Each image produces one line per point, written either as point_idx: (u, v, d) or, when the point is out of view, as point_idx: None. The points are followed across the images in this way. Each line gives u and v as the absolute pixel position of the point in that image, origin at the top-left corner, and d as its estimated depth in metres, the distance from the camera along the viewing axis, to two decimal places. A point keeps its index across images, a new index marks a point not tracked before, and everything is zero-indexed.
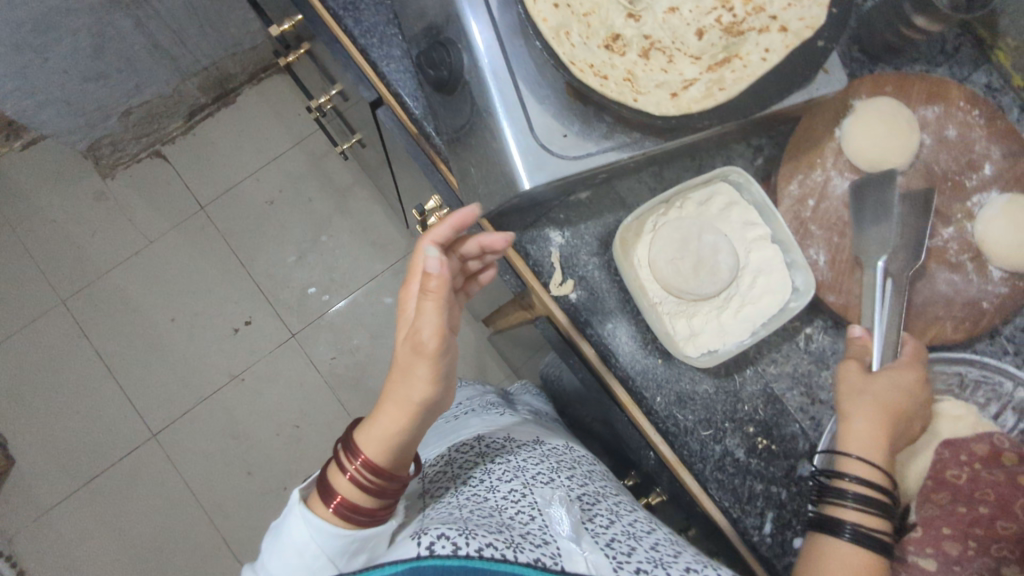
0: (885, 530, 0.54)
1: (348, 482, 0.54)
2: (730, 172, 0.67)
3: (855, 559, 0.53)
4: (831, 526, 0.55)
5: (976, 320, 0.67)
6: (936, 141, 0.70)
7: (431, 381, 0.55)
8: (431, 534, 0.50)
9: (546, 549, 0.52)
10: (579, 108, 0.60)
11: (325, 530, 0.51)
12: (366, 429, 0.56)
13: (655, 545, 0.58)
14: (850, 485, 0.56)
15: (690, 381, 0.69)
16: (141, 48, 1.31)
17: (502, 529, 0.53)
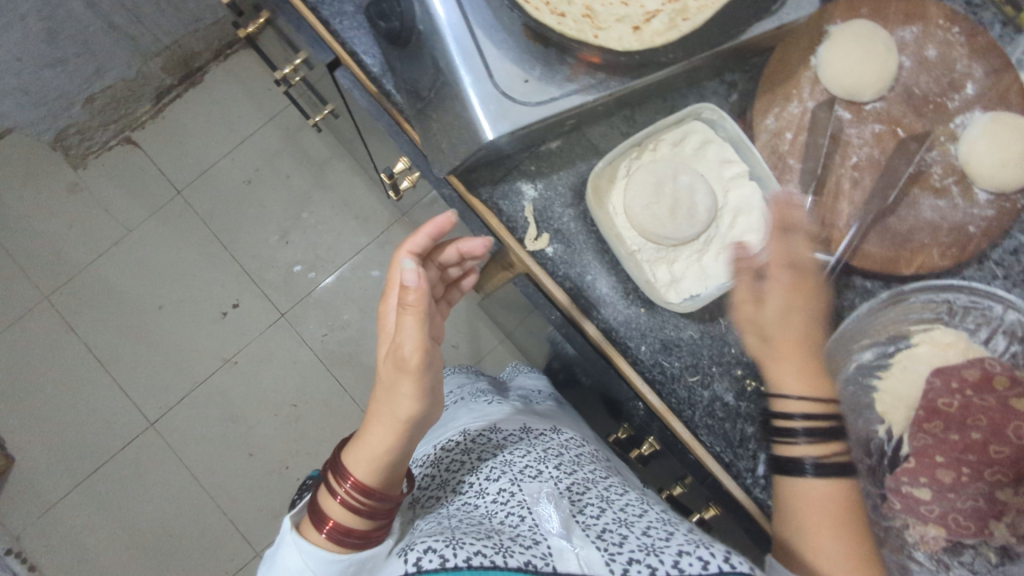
0: (842, 453, 0.57)
1: (341, 504, 0.56)
2: (702, 110, 0.66)
3: (821, 492, 0.56)
4: (794, 468, 0.57)
5: (964, 245, 0.65)
6: (916, 63, 0.67)
7: (415, 396, 0.56)
8: (417, 550, 0.51)
9: (535, 547, 0.52)
10: (540, 52, 0.58)
11: (320, 557, 0.53)
12: (355, 450, 0.57)
13: (647, 530, 0.55)
14: (800, 424, 0.58)
15: (674, 328, 0.68)
16: (97, 30, 1.27)
17: (489, 535, 0.54)
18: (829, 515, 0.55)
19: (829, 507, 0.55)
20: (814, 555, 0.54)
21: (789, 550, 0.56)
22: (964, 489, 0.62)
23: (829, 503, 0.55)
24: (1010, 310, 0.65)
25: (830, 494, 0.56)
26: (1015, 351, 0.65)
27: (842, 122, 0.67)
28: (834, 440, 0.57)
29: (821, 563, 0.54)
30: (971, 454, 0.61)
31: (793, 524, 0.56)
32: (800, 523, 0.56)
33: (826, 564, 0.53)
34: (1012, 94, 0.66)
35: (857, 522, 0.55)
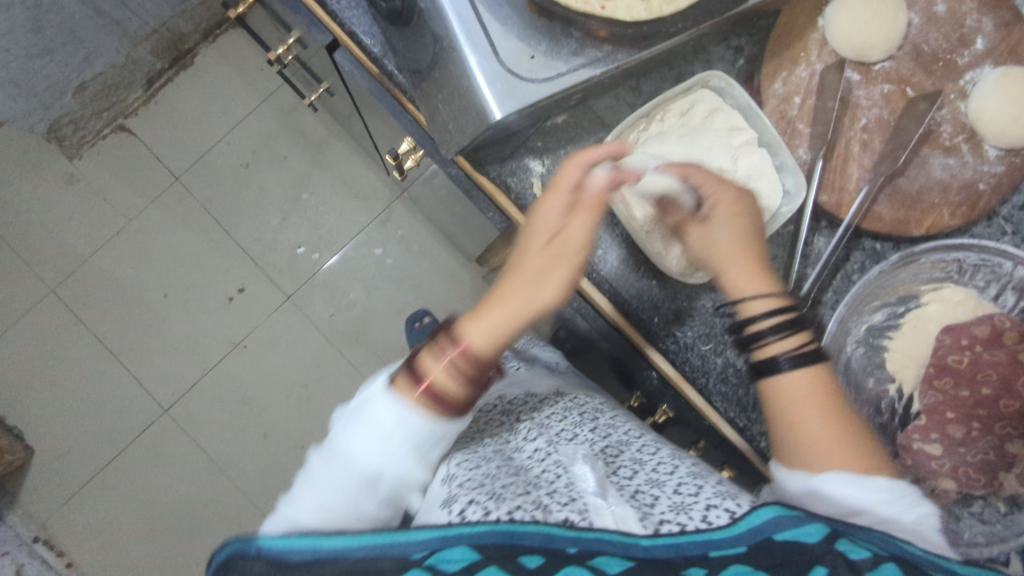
0: (810, 339, 0.56)
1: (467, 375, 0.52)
2: (710, 78, 0.65)
3: (800, 383, 0.54)
4: (770, 367, 0.56)
5: (975, 204, 0.65)
6: (925, 19, 0.65)
7: (560, 290, 0.54)
8: (460, 503, 0.52)
9: (570, 503, 0.52)
10: (544, 25, 0.57)
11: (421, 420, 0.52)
12: (471, 321, 0.53)
13: (678, 488, 0.55)
14: (766, 324, 0.56)
15: (686, 298, 0.69)
16: (82, 17, 1.24)
17: (528, 491, 0.54)
18: (813, 404, 0.53)
19: (812, 396, 0.54)
20: (809, 444, 0.52)
21: (786, 449, 0.54)
22: (973, 443, 0.63)
23: (806, 392, 0.54)
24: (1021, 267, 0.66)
25: (808, 382, 0.54)
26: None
27: (851, 83, 0.66)
28: (796, 328, 0.56)
29: (817, 451, 0.52)
30: (981, 409, 0.63)
31: (781, 426, 0.55)
32: (784, 421, 0.54)
33: (818, 454, 0.52)
34: (1021, 48, 0.65)
35: (839, 403, 0.54)
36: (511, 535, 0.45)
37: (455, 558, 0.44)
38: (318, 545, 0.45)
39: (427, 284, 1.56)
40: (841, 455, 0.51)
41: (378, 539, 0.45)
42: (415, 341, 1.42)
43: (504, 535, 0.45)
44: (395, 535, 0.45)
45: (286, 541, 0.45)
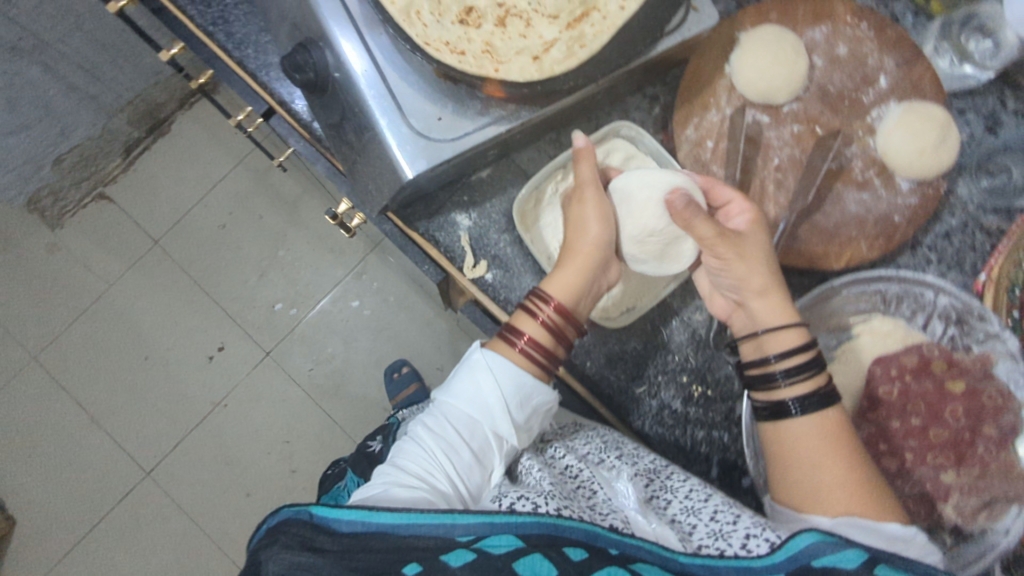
0: (822, 379, 0.55)
1: (535, 327, 0.58)
2: (621, 127, 0.69)
3: (814, 430, 0.53)
4: (779, 411, 0.56)
5: (891, 235, 0.66)
6: (827, 62, 0.69)
7: (601, 223, 0.62)
8: (510, 496, 0.52)
9: (615, 519, 0.53)
10: (450, 88, 0.60)
11: (505, 367, 0.55)
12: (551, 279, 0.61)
13: (715, 516, 0.53)
14: (778, 366, 0.56)
15: (617, 341, 0.71)
16: (57, 93, 1.31)
17: (571, 497, 0.54)
18: (834, 450, 0.52)
19: (824, 442, 0.53)
20: (820, 489, 0.51)
21: (789, 492, 0.53)
22: (908, 476, 0.62)
23: (818, 437, 0.53)
24: (942, 295, 0.66)
25: (822, 426, 0.53)
26: (953, 334, 0.67)
27: (761, 124, 0.68)
28: (810, 371, 0.55)
29: (825, 498, 0.51)
30: (911, 439, 0.62)
31: (789, 470, 0.54)
32: (789, 463, 0.54)
33: (831, 497, 0.50)
34: (925, 83, 0.67)
35: (853, 448, 0.52)
36: (556, 528, 0.46)
37: (501, 544, 0.44)
38: (367, 517, 0.46)
39: (404, 333, 1.54)
40: (849, 498, 0.50)
41: (425, 518, 0.46)
42: (392, 391, 1.41)
43: (549, 528, 0.45)
44: (440, 517, 0.46)
45: (334, 511, 0.46)
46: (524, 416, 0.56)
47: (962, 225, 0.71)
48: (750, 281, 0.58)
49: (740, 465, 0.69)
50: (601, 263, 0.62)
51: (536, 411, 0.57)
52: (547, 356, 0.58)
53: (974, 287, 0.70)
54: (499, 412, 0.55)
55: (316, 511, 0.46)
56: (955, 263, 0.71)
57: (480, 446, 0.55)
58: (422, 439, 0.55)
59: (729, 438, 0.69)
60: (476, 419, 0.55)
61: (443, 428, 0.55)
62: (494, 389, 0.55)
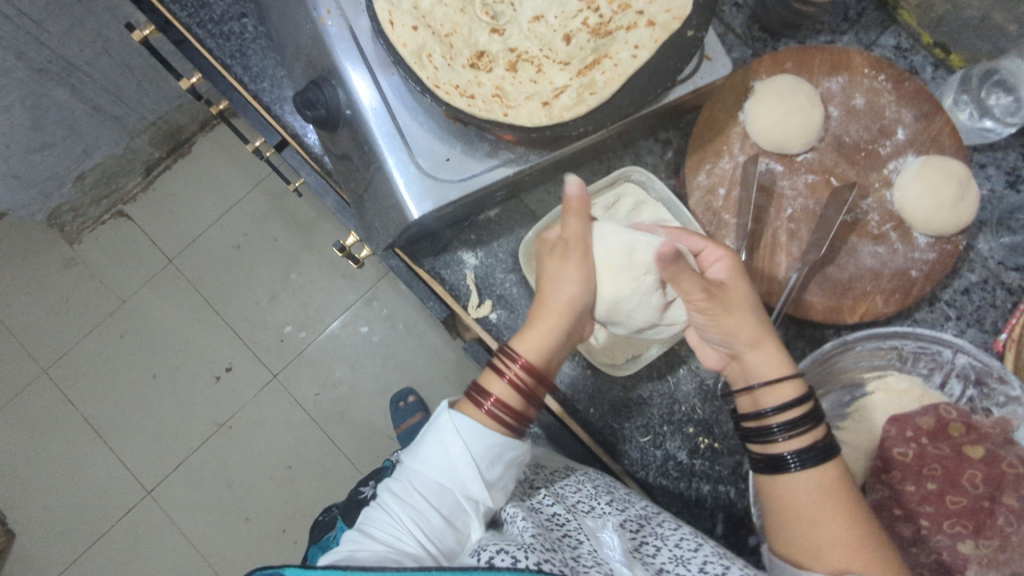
0: (822, 432, 0.53)
1: (504, 387, 0.55)
2: (631, 172, 0.68)
3: (811, 485, 0.51)
4: (776, 464, 0.53)
5: (908, 291, 0.65)
6: (844, 112, 0.68)
7: (580, 282, 0.59)
8: (489, 550, 0.50)
9: (597, 573, 0.50)
10: (460, 130, 0.60)
11: (473, 428, 0.53)
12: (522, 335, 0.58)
13: (704, 567, 0.51)
14: (774, 420, 0.54)
15: (622, 388, 0.69)
16: (82, 113, 1.32)
17: (554, 547, 0.52)
18: (832, 507, 0.49)
19: (821, 500, 0.50)
20: (820, 545, 0.48)
21: (787, 546, 0.51)
22: (924, 543, 0.59)
23: (816, 491, 0.50)
24: (961, 354, 0.64)
25: (819, 479, 0.51)
26: (971, 395, 0.66)
27: (774, 173, 0.67)
28: (809, 426, 0.53)
29: (824, 554, 0.48)
30: (927, 505, 0.59)
31: (789, 524, 0.51)
32: (787, 517, 0.51)
33: (831, 554, 0.47)
34: (944, 137, 0.66)
35: (854, 503, 0.50)
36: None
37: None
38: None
39: (411, 361, 1.53)
40: (851, 554, 0.47)
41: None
42: (397, 420, 1.39)
43: None
44: (412, 575, 0.44)
45: (305, 572, 0.45)
46: (494, 474, 0.53)
47: (981, 282, 0.69)
48: (741, 333, 0.55)
49: (746, 522, 0.66)
50: (571, 325, 0.59)
51: (508, 466, 0.54)
52: (519, 416, 0.55)
53: (994, 347, 0.68)
54: (469, 474, 0.52)
55: (287, 574, 0.45)
56: (974, 320, 0.69)
57: (451, 509, 0.52)
58: (388, 507, 0.52)
59: (735, 494, 0.67)
60: (445, 484, 0.52)
61: (411, 495, 0.52)
62: (462, 451, 0.52)
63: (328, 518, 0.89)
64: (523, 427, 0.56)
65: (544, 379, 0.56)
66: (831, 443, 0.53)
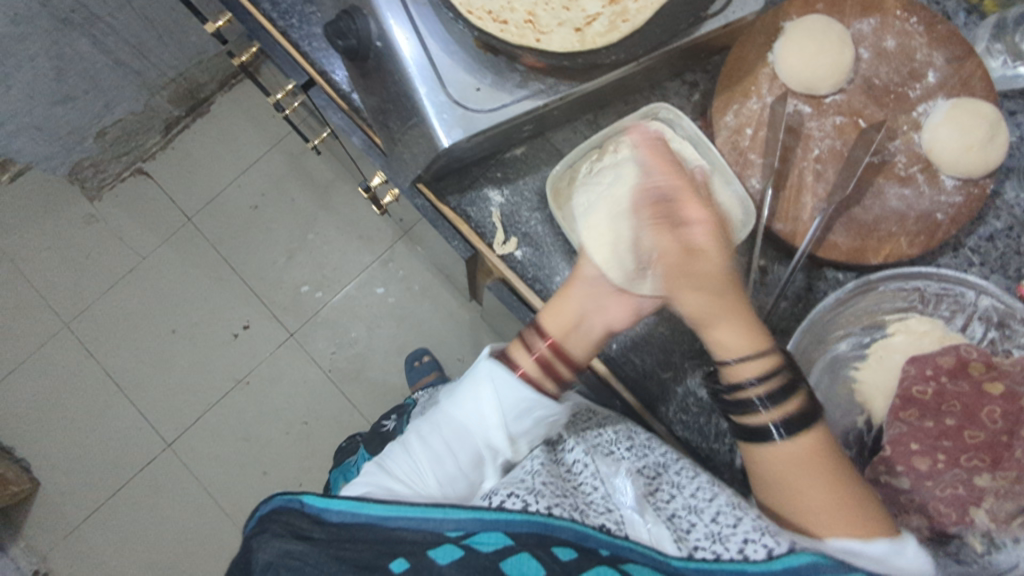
0: (796, 394, 0.53)
1: (533, 359, 0.59)
2: (658, 110, 0.67)
3: (798, 454, 0.52)
4: (760, 434, 0.53)
5: (932, 233, 0.65)
6: (874, 54, 0.68)
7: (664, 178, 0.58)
8: (501, 494, 0.54)
9: (609, 520, 0.55)
10: (490, 60, 0.60)
11: (505, 381, 0.57)
12: (551, 304, 0.60)
13: (717, 518, 0.55)
14: (756, 392, 0.54)
15: (644, 325, 0.68)
16: (103, 66, 1.33)
17: (566, 493, 0.56)
18: (820, 474, 0.51)
19: (811, 466, 0.51)
20: (819, 510, 0.51)
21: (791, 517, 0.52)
22: (941, 477, 0.59)
23: (807, 458, 0.52)
24: (984, 296, 0.65)
25: (804, 453, 0.51)
26: (992, 338, 0.66)
27: (803, 115, 0.67)
28: (787, 387, 0.53)
29: (820, 519, 0.51)
30: (945, 441, 0.59)
31: (792, 497, 0.52)
32: (789, 487, 0.52)
33: (816, 521, 0.51)
34: (975, 80, 0.66)
35: (838, 470, 0.52)
36: (546, 527, 0.50)
37: (489, 542, 0.48)
38: (358, 509, 0.50)
39: (426, 322, 1.54)
40: (844, 518, 0.50)
41: (414, 512, 0.49)
42: (413, 378, 1.40)
43: (540, 527, 0.50)
44: (430, 511, 0.49)
45: (326, 501, 0.50)
46: (519, 428, 0.57)
47: (1006, 229, 0.69)
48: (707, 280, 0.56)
49: None
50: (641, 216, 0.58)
51: (535, 423, 0.58)
52: (546, 385, 0.59)
53: (1018, 292, 0.68)
54: (495, 423, 0.56)
55: (308, 500, 0.50)
56: (998, 266, 0.69)
57: (473, 456, 0.57)
58: (411, 449, 0.57)
59: None
60: (472, 431, 0.57)
61: (434, 437, 0.57)
62: (492, 402, 0.56)
63: (351, 446, 0.92)
64: (554, 392, 0.60)
65: (567, 355, 0.59)
66: (813, 410, 0.53)
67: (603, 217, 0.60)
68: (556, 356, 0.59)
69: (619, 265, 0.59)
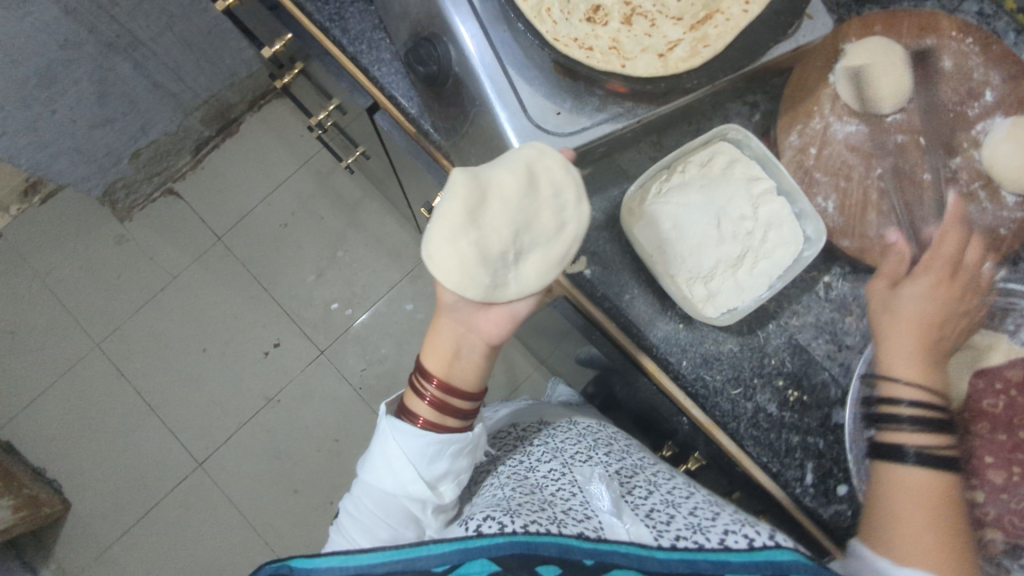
0: (948, 446, 0.56)
1: (426, 405, 0.65)
2: (728, 131, 0.68)
3: (922, 483, 0.54)
4: (895, 454, 0.56)
5: (996, 249, 0.66)
6: (932, 74, 0.69)
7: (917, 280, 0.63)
8: (476, 519, 0.57)
9: (586, 527, 0.56)
10: (569, 85, 0.61)
11: (405, 434, 0.62)
12: (430, 356, 0.68)
13: (693, 510, 0.60)
14: (906, 411, 0.58)
15: (713, 342, 0.69)
16: (142, 89, 1.35)
17: (541, 509, 0.59)
18: (927, 503, 0.53)
19: (927, 495, 0.53)
20: (900, 534, 0.52)
21: (873, 534, 0.54)
22: (1016, 489, 0.61)
23: (924, 489, 0.54)
24: None
25: (927, 482, 0.54)
26: None
27: (864, 135, 0.69)
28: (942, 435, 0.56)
29: (898, 542, 0.52)
30: (1019, 454, 0.62)
31: (888, 513, 0.54)
32: (896, 505, 0.54)
33: (898, 542, 0.52)
34: None
35: (949, 517, 0.52)
36: (529, 546, 0.49)
37: (475, 570, 0.48)
38: (347, 561, 0.49)
39: None
40: (928, 553, 0.50)
41: (399, 555, 0.49)
42: None
43: (522, 545, 0.49)
44: (417, 550, 0.49)
45: (311, 561, 0.49)
46: (435, 472, 0.62)
47: None
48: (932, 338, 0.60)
49: (835, 471, 0.67)
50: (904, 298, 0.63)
51: (453, 460, 0.63)
52: (447, 420, 0.65)
53: None
54: (410, 475, 0.61)
55: (295, 564, 0.49)
56: None
57: (400, 513, 0.61)
58: (347, 528, 0.62)
59: (824, 444, 0.68)
60: (393, 493, 0.61)
61: (362, 508, 0.61)
62: (400, 456, 0.61)
63: None
64: (461, 428, 0.65)
65: (451, 390, 0.65)
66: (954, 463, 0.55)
67: (457, 266, 0.60)
68: (448, 395, 0.65)
69: (520, 282, 0.63)
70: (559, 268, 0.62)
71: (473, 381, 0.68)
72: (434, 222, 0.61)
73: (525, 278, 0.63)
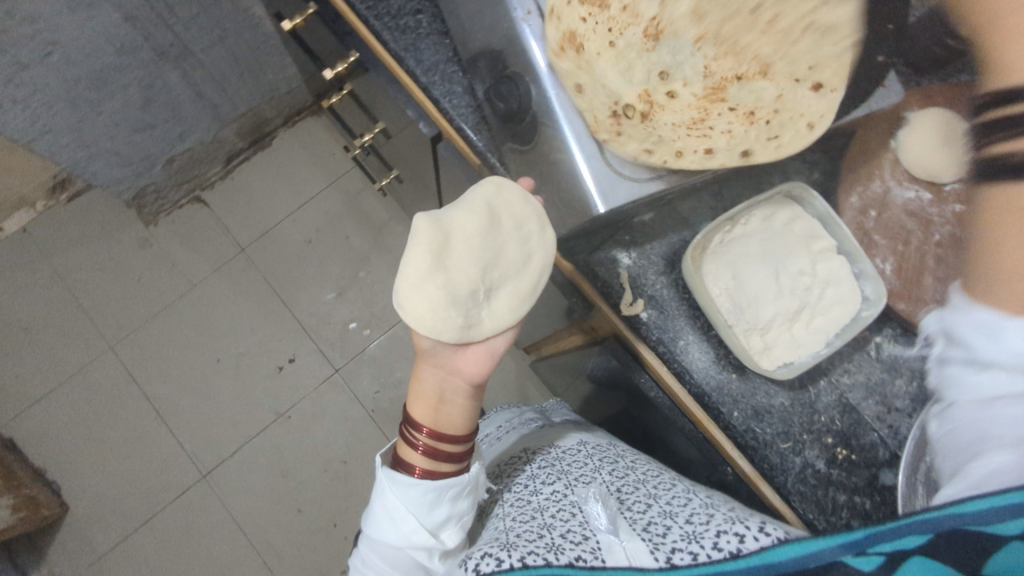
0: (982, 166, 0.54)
1: (418, 454, 0.68)
2: (792, 188, 0.69)
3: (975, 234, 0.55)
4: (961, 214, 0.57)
5: None
6: None
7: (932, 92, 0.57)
8: (475, 557, 0.58)
9: (582, 549, 0.56)
10: (642, 132, 0.61)
11: (399, 486, 0.65)
12: (416, 408, 0.71)
13: (689, 517, 0.59)
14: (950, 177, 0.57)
15: (765, 395, 0.70)
16: (186, 99, 1.36)
17: (540, 535, 0.60)
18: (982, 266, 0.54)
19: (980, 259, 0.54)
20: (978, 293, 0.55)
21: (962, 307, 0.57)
22: None
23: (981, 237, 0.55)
24: None
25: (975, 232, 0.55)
26: None
27: None
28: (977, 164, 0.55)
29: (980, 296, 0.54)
30: None
31: None
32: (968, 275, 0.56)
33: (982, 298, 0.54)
34: None
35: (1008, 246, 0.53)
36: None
37: None
38: None
39: None
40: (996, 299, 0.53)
41: None
42: None
43: None
44: None
45: None
46: (436, 518, 0.64)
47: None
48: None
49: None
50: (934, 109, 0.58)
51: (450, 503, 0.65)
52: (441, 463, 0.68)
53: None
54: (412, 525, 0.63)
55: None
56: None
57: (410, 564, 0.63)
58: None
59: (871, 505, 0.68)
60: (399, 545, 0.63)
61: (375, 564, 0.64)
62: (400, 507, 0.64)
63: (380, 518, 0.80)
64: (455, 471, 0.68)
65: (442, 435, 0.68)
66: None
67: (429, 311, 0.67)
68: (438, 442, 0.68)
69: (496, 317, 0.70)
70: (527, 298, 0.71)
71: (458, 419, 0.70)
72: (403, 273, 0.68)
73: (497, 312, 0.70)
